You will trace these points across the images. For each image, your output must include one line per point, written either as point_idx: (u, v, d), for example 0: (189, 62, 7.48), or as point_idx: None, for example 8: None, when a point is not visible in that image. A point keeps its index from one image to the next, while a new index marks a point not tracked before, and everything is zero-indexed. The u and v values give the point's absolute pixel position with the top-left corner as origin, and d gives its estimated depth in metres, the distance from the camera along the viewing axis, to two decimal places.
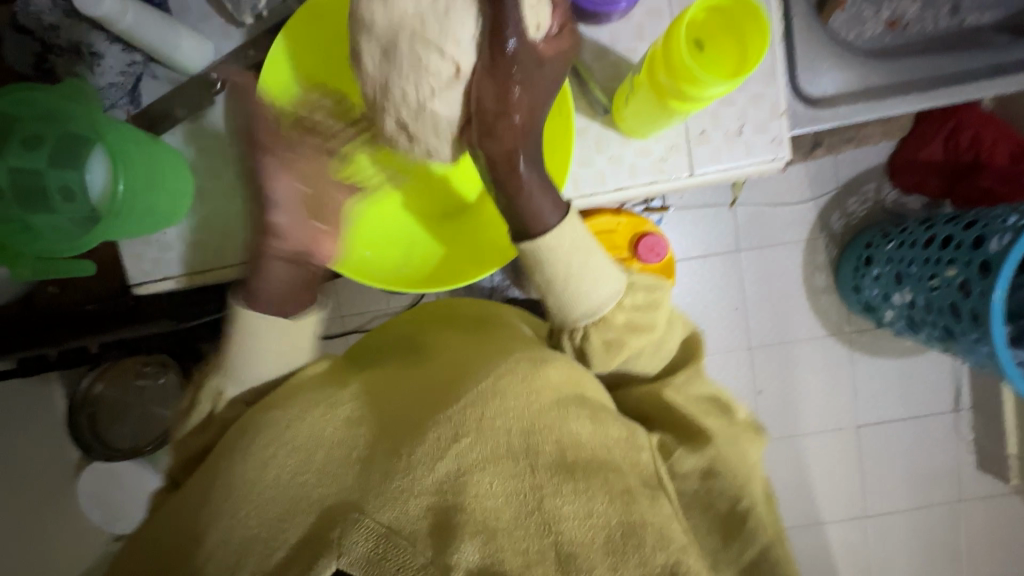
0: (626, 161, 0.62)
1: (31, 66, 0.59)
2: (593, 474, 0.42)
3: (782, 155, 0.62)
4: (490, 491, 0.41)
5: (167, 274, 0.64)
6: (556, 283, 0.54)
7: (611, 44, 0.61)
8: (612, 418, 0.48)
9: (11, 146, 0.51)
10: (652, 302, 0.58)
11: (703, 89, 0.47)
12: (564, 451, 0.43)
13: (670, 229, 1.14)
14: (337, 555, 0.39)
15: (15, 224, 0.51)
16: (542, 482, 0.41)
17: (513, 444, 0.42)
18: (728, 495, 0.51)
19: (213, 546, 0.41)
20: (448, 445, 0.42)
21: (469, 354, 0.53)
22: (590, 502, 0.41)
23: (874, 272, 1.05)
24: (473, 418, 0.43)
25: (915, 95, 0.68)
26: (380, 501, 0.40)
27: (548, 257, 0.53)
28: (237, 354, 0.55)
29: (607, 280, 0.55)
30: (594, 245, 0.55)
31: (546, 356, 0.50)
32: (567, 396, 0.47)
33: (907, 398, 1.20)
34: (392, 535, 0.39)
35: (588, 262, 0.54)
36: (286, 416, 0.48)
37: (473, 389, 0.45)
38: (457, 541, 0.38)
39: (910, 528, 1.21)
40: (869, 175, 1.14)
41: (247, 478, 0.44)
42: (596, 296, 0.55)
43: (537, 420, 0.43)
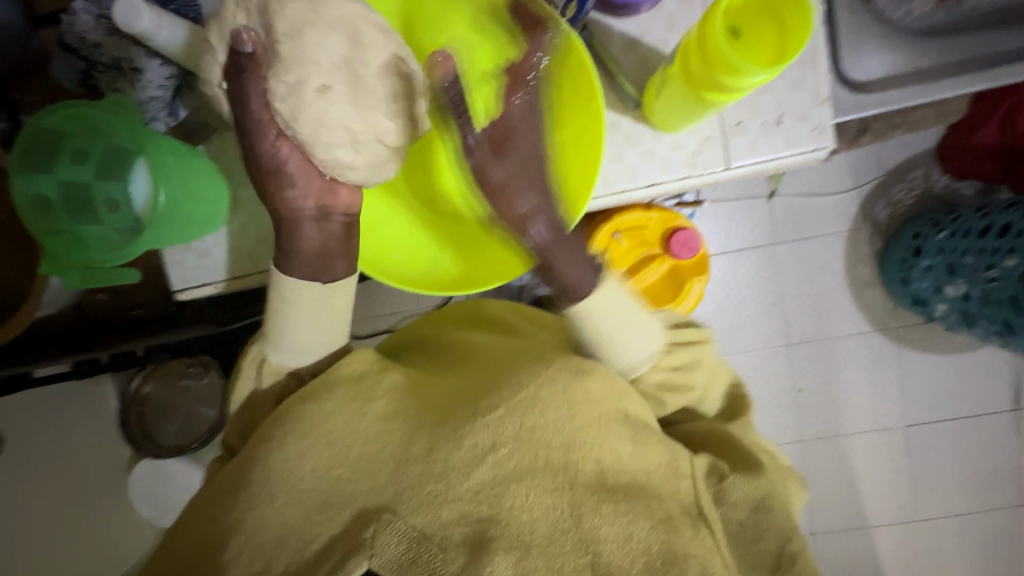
0: (658, 155, 0.60)
1: (78, 82, 0.63)
2: (635, 497, 0.42)
3: (825, 144, 0.59)
4: (527, 503, 0.41)
5: (206, 280, 0.66)
6: (595, 345, 0.54)
7: (640, 36, 0.59)
8: (656, 439, 0.47)
9: (62, 159, 0.54)
10: (694, 358, 0.58)
11: (741, 78, 0.45)
12: (603, 472, 0.43)
13: (703, 223, 1.11)
14: (370, 555, 0.40)
15: (66, 235, 0.54)
16: (580, 499, 0.41)
17: (552, 459, 0.42)
18: (776, 531, 0.48)
19: (246, 538, 0.42)
20: (486, 451, 0.42)
21: (506, 357, 0.53)
22: (630, 524, 0.41)
23: (925, 263, 0.97)
24: (510, 429, 0.43)
25: (971, 75, 0.64)
26: (413, 503, 0.41)
27: (589, 323, 0.53)
28: (283, 319, 0.54)
29: (644, 340, 0.55)
30: (633, 306, 0.55)
31: (587, 366, 0.48)
32: (608, 411, 0.46)
33: (959, 397, 1.13)
34: (425, 540, 0.40)
35: (630, 322, 0.54)
36: (323, 407, 0.48)
37: (512, 398, 0.44)
38: (492, 553, 0.38)
39: (967, 534, 1.15)
40: (917, 161, 1.08)
41: (288, 469, 0.44)
42: (633, 354, 0.54)
43: (578, 435, 0.43)
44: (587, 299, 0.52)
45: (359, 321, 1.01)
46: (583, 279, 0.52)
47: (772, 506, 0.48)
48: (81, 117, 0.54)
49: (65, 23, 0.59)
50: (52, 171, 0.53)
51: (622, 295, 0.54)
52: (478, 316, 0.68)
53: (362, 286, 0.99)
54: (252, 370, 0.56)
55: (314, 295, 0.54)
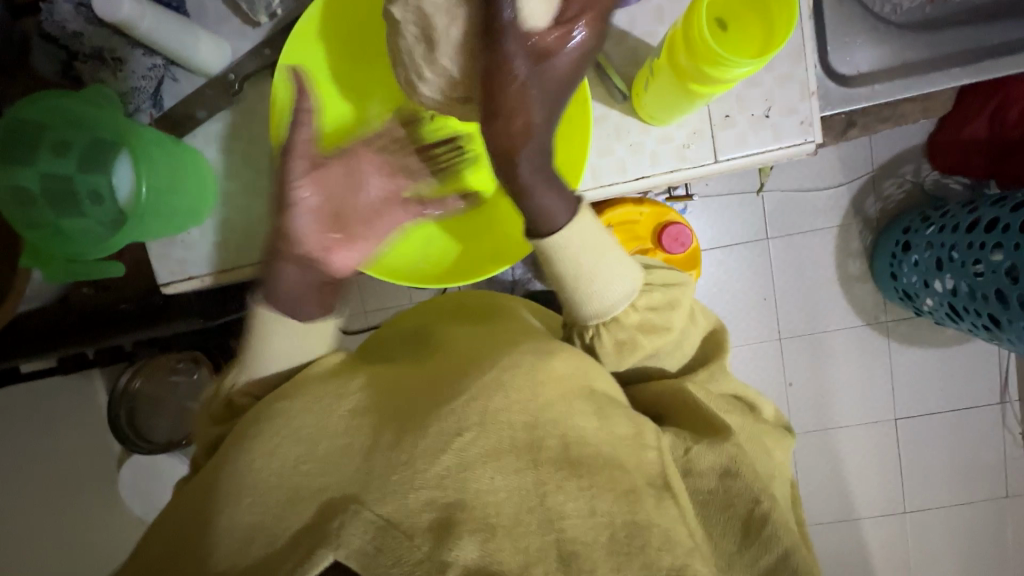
0: (647, 148, 0.60)
1: (59, 72, 0.61)
2: (596, 471, 0.41)
3: (813, 138, 0.59)
4: (492, 486, 0.40)
5: (192, 274, 0.65)
6: (565, 282, 0.53)
7: (629, 28, 0.59)
8: (620, 413, 0.46)
9: (43, 151, 0.53)
10: (670, 301, 0.56)
11: (727, 70, 0.45)
12: (568, 446, 0.42)
13: (695, 218, 1.11)
14: (336, 545, 0.39)
15: (47, 228, 0.53)
16: (544, 477, 0.40)
17: (516, 440, 0.42)
18: (744, 495, 0.47)
19: (220, 537, 0.42)
20: (450, 439, 0.42)
21: (474, 345, 0.53)
22: (594, 499, 0.40)
23: (913, 258, 1.00)
24: (474, 413, 0.43)
25: (959, 69, 0.64)
26: (380, 493, 0.41)
27: (560, 256, 0.51)
28: (265, 350, 0.54)
29: (625, 274, 0.53)
30: (606, 243, 0.52)
31: (551, 348, 0.50)
32: (574, 387, 0.47)
33: (947, 390, 1.15)
34: (390, 528, 0.39)
35: (602, 261, 0.52)
36: (293, 405, 0.48)
37: (476, 381, 0.45)
38: (457, 537, 0.38)
39: (954, 525, 1.16)
40: (906, 156, 1.09)
41: (252, 464, 0.45)
42: (611, 292, 0.53)
43: (540, 415, 0.43)
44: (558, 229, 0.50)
45: (350, 315, 1.00)
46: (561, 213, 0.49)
47: (739, 471, 0.48)
48: (62, 109, 0.53)
49: (44, 11, 0.58)
50: (34, 163, 0.53)
51: (595, 230, 0.51)
52: (467, 302, 0.68)
53: (354, 281, 0.99)
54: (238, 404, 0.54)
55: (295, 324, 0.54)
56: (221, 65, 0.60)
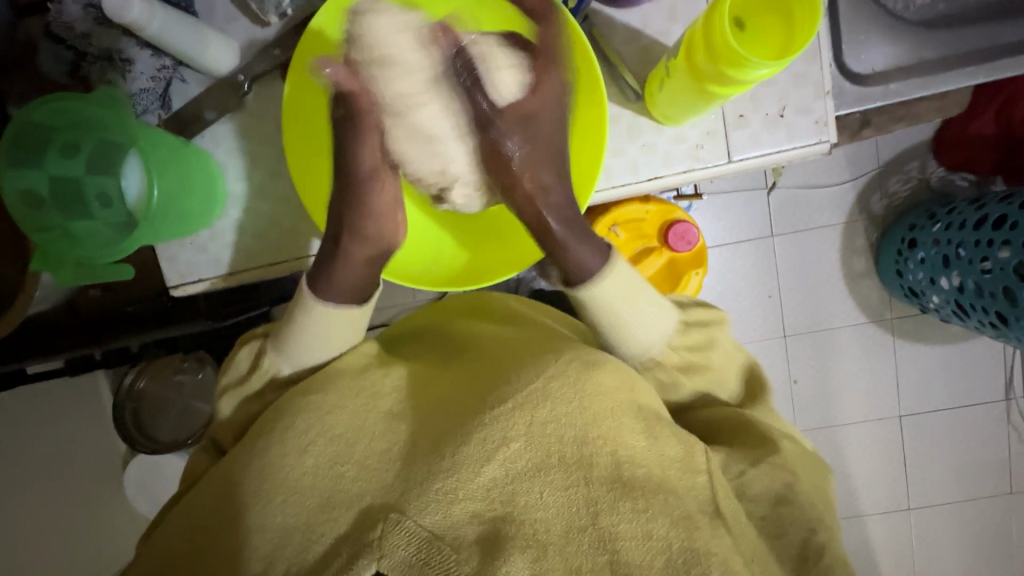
0: (660, 149, 0.59)
1: (66, 74, 0.60)
2: (653, 494, 0.40)
3: (827, 137, 0.59)
4: (541, 500, 0.40)
5: (201, 276, 0.65)
6: (600, 325, 0.55)
7: (642, 27, 0.59)
8: (670, 430, 0.45)
9: (52, 153, 0.52)
10: (708, 340, 0.57)
11: (746, 71, 0.44)
12: (619, 464, 0.41)
13: (700, 216, 1.10)
14: (378, 556, 0.40)
15: (57, 231, 0.53)
16: (597, 496, 0.40)
17: (566, 454, 0.42)
18: (801, 523, 0.48)
19: (252, 536, 0.43)
20: (496, 447, 0.42)
21: (508, 351, 0.52)
22: (649, 523, 0.39)
23: (919, 255, 1.00)
24: (520, 422, 0.42)
25: (975, 67, 0.63)
26: (422, 503, 0.41)
27: (593, 304, 0.54)
28: (301, 336, 0.54)
29: (656, 321, 0.55)
30: (639, 285, 0.55)
31: (595, 358, 0.47)
32: (621, 402, 0.45)
33: (953, 387, 1.14)
34: (435, 540, 0.40)
35: (636, 303, 0.54)
36: (326, 401, 0.48)
37: (521, 389, 0.44)
38: (507, 553, 0.38)
39: (958, 521, 1.16)
40: (913, 153, 1.09)
41: (287, 466, 0.44)
42: (645, 336, 0.55)
43: (591, 432, 0.42)
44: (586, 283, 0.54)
45: None
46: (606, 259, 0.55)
47: (792, 500, 0.49)
48: (73, 110, 0.52)
49: (53, 12, 0.57)
50: (43, 165, 0.52)
51: (626, 277, 0.54)
52: (484, 305, 0.67)
53: None
54: (260, 379, 0.55)
55: (336, 318, 0.54)
56: (230, 65, 0.59)
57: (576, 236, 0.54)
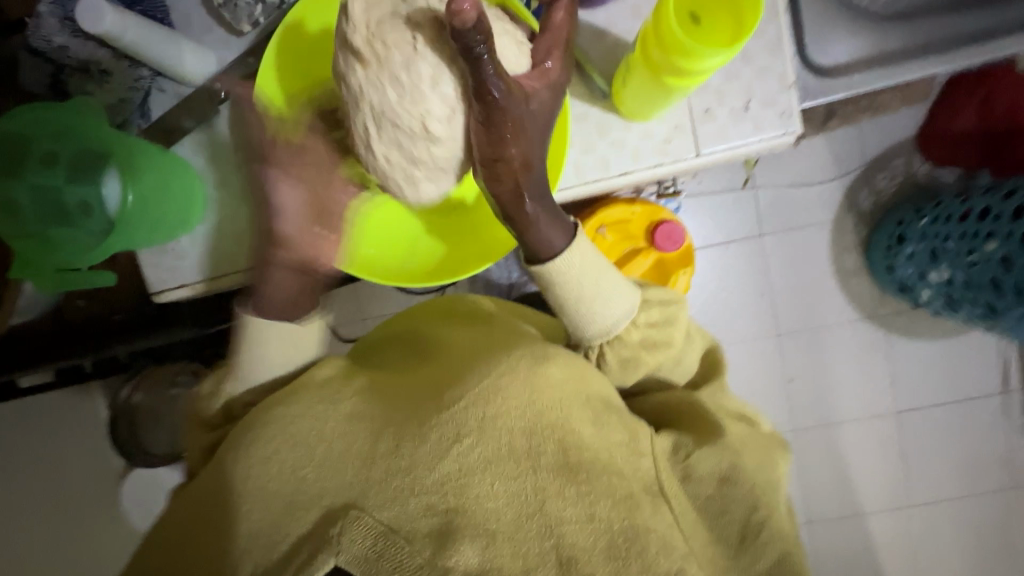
0: (629, 144, 0.60)
1: (47, 86, 0.61)
2: (596, 477, 0.42)
3: (793, 129, 0.60)
4: (492, 491, 0.41)
5: (184, 282, 0.66)
6: (567, 305, 0.53)
7: (607, 26, 0.60)
8: (616, 418, 0.47)
9: (33, 164, 0.54)
10: (666, 318, 0.57)
11: (699, 61, 0.45)
12: (566, 451, 0.42)
13: (688, 216, 1.11)
14: (336, 551, 0.40)
15: (36, 238, 0.54)
16: (543, 483, 0.41)
17: (515, 444, 0.42)
18: (742, 504, 0.49)
19: (223, 537, 0.43)
20: (450, 445, 0.42)
21: (468, 351, 0.53)
22: (592, 506, 0.41)
23: (908, 250, 0.99)
24: (474, 417, 0.43)
25: (937, 57, 0.65)
26: (380, 498, 0.41)
27: (558, 282, 0.51)
28: (253, 340, 0.55)
29: (620, 300, 0.54)
30: (604, 265, 0.53)
31: (547, 352, 0.48)
32: (572, 394, 0.46)
33: (948, 383, 1.14)
34: (391, 534, 0.40)
35: (597, 278, 0.52)
36: (290, 412, 0.48)
37: (474, 388, 0.44)
38: (456, 543, 0.39)
39: (960, 518, 1.15)
40: (898, 149, 1.10)
41: (250, 470, 0.45)
42: (609, 314, 0.53)
43: (540, 420, 0.43)
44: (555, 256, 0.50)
45: (349, 323, 1.02)
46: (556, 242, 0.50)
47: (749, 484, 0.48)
48: (48, 120, 0.53)
49: (31, 26, 0.58)
50: (24, 175, 0.53)
51: (593, 251, 0.52)
52: (461, 310, 0.66)
53: (351, 288, 1.00)
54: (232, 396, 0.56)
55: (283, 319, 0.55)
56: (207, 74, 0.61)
57: (547, 216, 0.48)
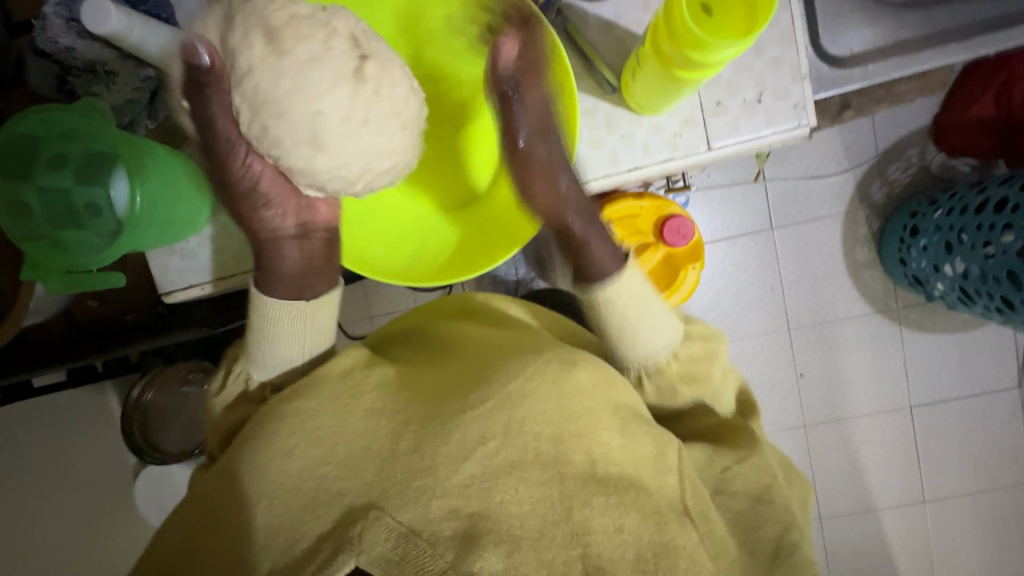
0: (638, 139, 0.59)
1: (53, 88, 0.62)
2: (622, 488, 0.42)
3: (808, 121, 0.59)
4: (517, 496, 0.41)
5: (192, 283, 0.66)
6: (612, 330, 0.57)
7: (615, 18, 0.59)
8: (645, 429, 0.47)
9: (39, 165, 0.54)
10: (709, 352, 0.59)
11: (711, 53, 0.44)
12: (594, 463, 0.43)
13: (698, 210, 1.10)
14: (356, 553, 0.40)
15: (46, 240, 0.54)
16: (570, 491, 0.41)
17: (540, 451, 0.42)
18: (775, 522, 0.52)
19: (241, 535, 0.43)
20: (474, 447, 0.42)
21: (493, 352, 0.52)
22: (621, 517, 0.41)
23: (922, 242, 0.98)
24: (500, 422, 0.43)
25: (955, 44, 0.63)
26: (401, 500, 0.41)
27: (607, 308, 0.56)
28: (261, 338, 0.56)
29: (662, 332, 0.57)
30: (653, 299, 0.57)
31: (574, 357, 0.49)
32: (600, 403, 0.46)
33: (964, 377, 1.12)
34: (413, 536, 0.40)
35: (644, 311, 0.56)
36: (309, 405, 0.48)
37: (502, 389, 0.44)
38: (481, 547, 0.38)
39: (976, 514, 1.14)
40: (911, 140, 1.08)
41: (272, 470, 0.45)
42: (650, 345, 0.56)
43: (566, 427, 0.43)
44: (606, 281, 0.55)
45: (357, 321, 1.02)
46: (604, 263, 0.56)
47: None
48: (57, 121, 0.53)
49: (37, 27, 0.57)
50: (32, 177, 0.53)
51: (643, 284, 0.57)
52: (477, 308, 0.66)
53: (359, 286, 1.00)
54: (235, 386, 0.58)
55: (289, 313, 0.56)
56: None
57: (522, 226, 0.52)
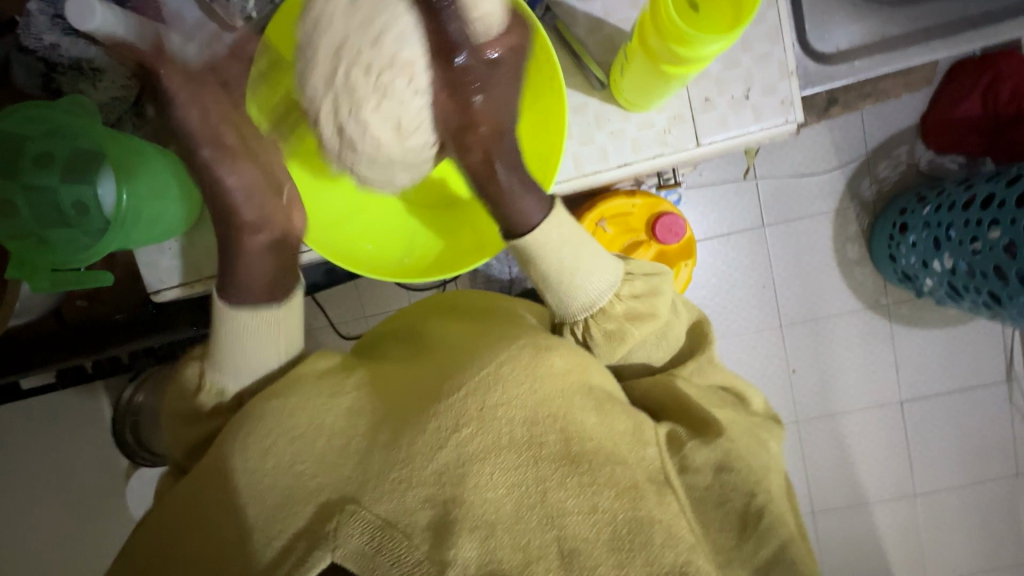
0: (628, 136, 0.60)
1: (40, 87, 0.60)
2: (598, 468, 0.42)
3: (795, 117, 0.59)
4: (492, 482, 0.41)
5: (183, 281, 0.68)
6: (550, 278, 0.55)
7: (604, 16, 0.59)
8: (619, 407, 0.46)
9: (24, 164, 0.53)
10: (651, 289, 0.57)
11: (698, 48, 0.45)
12: (568, 442, 0.43)
13: (690, 208, 1.11)
14: (333, 547, 0.41)
15: (32, 239, 0.53)
16: (544, 474, 0.41)
17: (515, 435, 0.42)
18: (741, 489, 0.47)
19: (213, 536, 0.43)
20: (448, 435, 0.42)
21: (468, 342, 0.52)
22: (595, 497, 0.41)
23: (910, 240, 0.99)
24: (473, 408, 0.42)
25: (939, 42, 0.64)
26: (376, 494, 0.41)
27: (541, 255, 0.54)
28: (227, 344, 0.57)
29: (601, 270, 0.56)
30: (584, 238, 0.56)
31: (548, 342, 0.48)
32: (570, 387, 0.45)
33: (953, 371, 1.14)
34: (388, 527, 0.40)
35: (580, 255, 0.55)
36: (287, 404, 0.47)
37: (471, 379, 0.44)
38: (456, 536, 0.39)
39: (965, 506, 1.15)
40: (901, 137, 1.08)
41: (248, 468, 0.44)
42: (592, 286, 0.55)
43: (540, 410, 0.43)
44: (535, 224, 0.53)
45: (351, 320, 1.02)
46: (533, 213, 0.53)
47: (750, 474, 0.48)
48: (43, 119, 0.53)
49: (21, 25, 0.56)
50: (19, 176, 0.53)
51: (571, 225, 0.55)
52: (464, 304, 0.65)
53: (353, 286, 1.00)
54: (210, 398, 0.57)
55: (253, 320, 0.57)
56: None
57: (520, 186, 0.51)
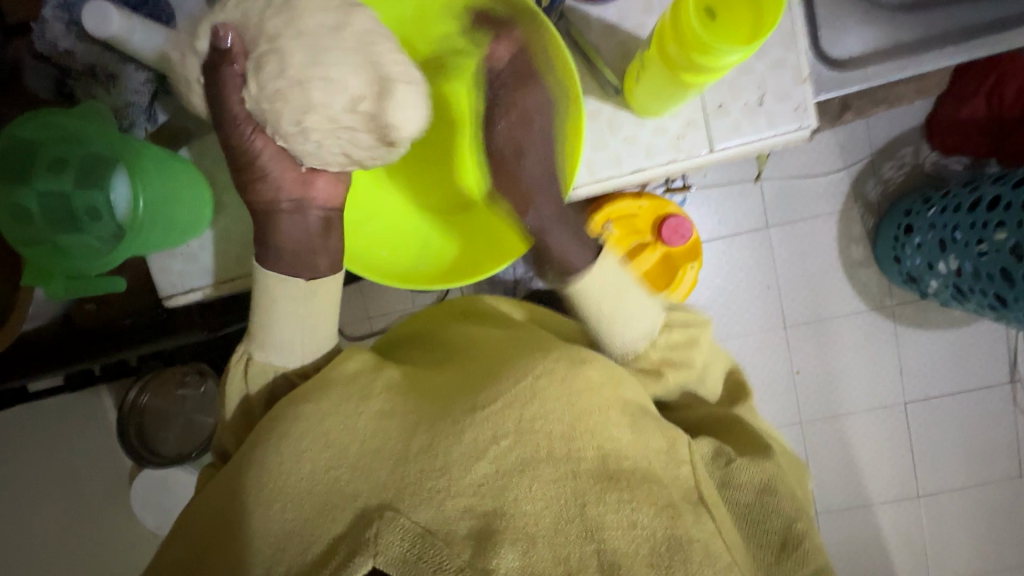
0: (641, 142, 0.60)
1: (52, 91, 0.61)
2: (636, 485, 0.42)
3: (808, 123, 0.59)
4: (531, 494, 0.41)
5: (195, 287, 0.65)
6: (598, 325, 0.60)
7: (618, 21, 0.59)
8: (654, 425, 0.47)
9: (40, 171, 0.53)
10: (689, 339, 0.64)
11: (716, 57, 0.44)
12: (606, 458, 0.43)
13: (694, 209, 1.11)
14: (373, 553, 0.41)
15: (45, 245, 0.54)
16: (584, 489, 0.41)
17: (554, 448, 0.42)
18: (782, 516, 0.49)
19: (254, 537, 0.43)
20: (486, 446, 0.42)
21: (501, 351, 0.52)
22: (634, 512, 0.41)
23: (916, 240, 0.99)
24: (512, 420, 0.43)
25: (951, 47, 0.64)
26: (414, 501, 0.41)
27: (589, 301, 0.58)
28: (272, 321, 0.57)
29: (645, 314, 0.61)
30: (631, 285, 0.59)
31: (583, 355, 0.49)
32: (609, 400, 0.46)
33: (958, 372, 1.14)
34: (430, 535, 0.40)
35: (626, 304, 0.59)
36: (320, 407, 0.48)
37: (510, 390, 0.44)
38: (497, 546, 0.39)
39: (969, 507, 1.15)
40: (905, 139, 1.09)
41: (284, 469, 0.45)
42: (634, 330, 0.60)
43: (579, 426, 0.43)
44: (583, 275, 0.56)
45: (355, 322, 1.02)
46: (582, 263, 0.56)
47: None
48: (55, 125, 0.53)
49: (37, 30, 0.58)
50: (31, 182, 0.53)
51: (621, 276, 0.59)
52: (485, 312, 0.65)
53: (357, 287, 1.00)
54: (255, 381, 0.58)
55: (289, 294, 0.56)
56: None
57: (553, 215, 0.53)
